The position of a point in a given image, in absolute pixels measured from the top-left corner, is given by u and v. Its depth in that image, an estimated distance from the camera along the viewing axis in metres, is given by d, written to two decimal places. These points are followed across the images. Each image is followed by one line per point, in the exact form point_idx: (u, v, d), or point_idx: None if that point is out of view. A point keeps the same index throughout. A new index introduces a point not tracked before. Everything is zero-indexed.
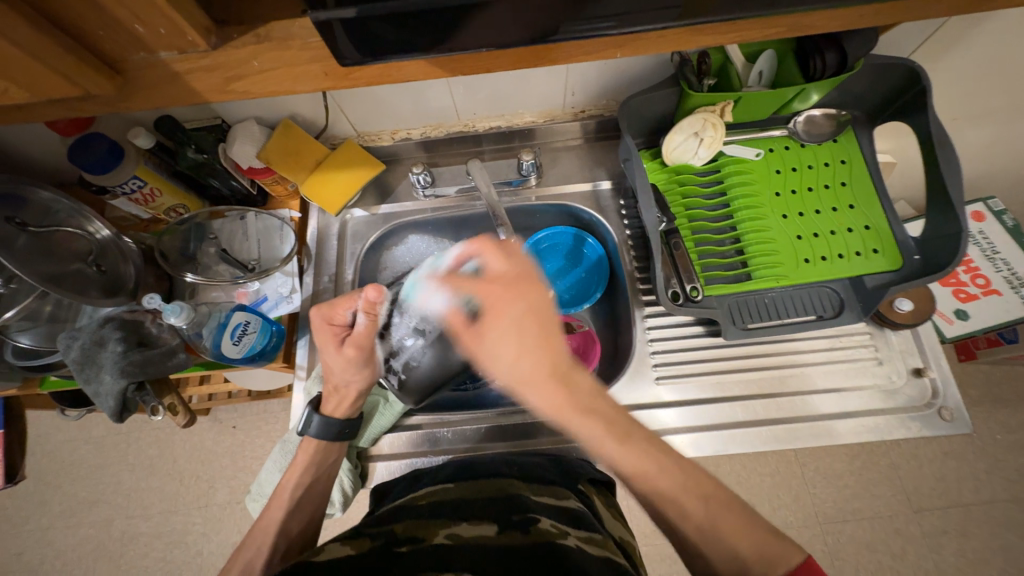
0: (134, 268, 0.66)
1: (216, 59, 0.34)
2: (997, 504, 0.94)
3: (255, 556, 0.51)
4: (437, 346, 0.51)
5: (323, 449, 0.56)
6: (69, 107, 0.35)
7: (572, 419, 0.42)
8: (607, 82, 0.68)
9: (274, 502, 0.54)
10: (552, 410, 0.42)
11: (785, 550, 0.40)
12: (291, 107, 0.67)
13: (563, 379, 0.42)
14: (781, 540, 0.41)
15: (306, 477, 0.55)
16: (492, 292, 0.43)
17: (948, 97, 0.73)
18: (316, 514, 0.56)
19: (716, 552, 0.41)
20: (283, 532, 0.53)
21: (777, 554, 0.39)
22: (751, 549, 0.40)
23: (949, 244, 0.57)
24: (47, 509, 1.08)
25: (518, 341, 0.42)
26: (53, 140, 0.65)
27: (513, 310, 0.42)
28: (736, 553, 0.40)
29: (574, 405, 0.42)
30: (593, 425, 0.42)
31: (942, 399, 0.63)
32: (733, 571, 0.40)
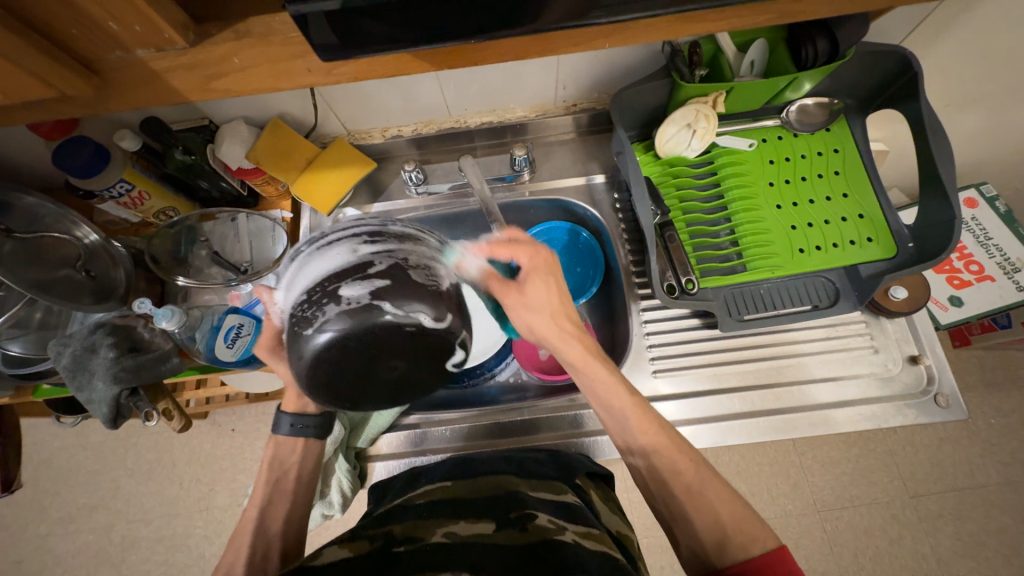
0: (125, 273, 0.65)
1: (195, 57, 0.33)
2: (992, 487, 0.95)
3: (236, 557, 0.50)
4: (339, 329, 0.36)
5: (294, 447, 0.57)
6: (47, 109, 0.34)
7: (592, 365, 0.49)
8: (599, 74, 0.67)
9: (251, 500, 0.54)
10: (577, 358, 0.49)
11: (759, 531, 0.42)
12: (279, 106, 0.66)
13: (585, 334, 0.50)
14: (757, 520, 0.43)
15: (275, 474, 0.55)
16: (536, 253, 0.49)
17: (940, 83, 0.73)
18: (297, 509, 0.56)
19: (701, 522, 0.44)
20: (263, 530, 0.52)
21: (752, 534, 0.42)
22: (731, 520, 0.43)
23: (942, 230, 0.58)
24: (46, 516, 1.07)
25: (558, 297, 0.49)
26: (38, 144, 0.64)
27: (552, 272, 0.49)
28: (717, 518, 0.44)
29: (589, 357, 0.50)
30: (613, 373, 0.50)
31: (938, 386, 0.63)
32: (715, 534, 0.43)
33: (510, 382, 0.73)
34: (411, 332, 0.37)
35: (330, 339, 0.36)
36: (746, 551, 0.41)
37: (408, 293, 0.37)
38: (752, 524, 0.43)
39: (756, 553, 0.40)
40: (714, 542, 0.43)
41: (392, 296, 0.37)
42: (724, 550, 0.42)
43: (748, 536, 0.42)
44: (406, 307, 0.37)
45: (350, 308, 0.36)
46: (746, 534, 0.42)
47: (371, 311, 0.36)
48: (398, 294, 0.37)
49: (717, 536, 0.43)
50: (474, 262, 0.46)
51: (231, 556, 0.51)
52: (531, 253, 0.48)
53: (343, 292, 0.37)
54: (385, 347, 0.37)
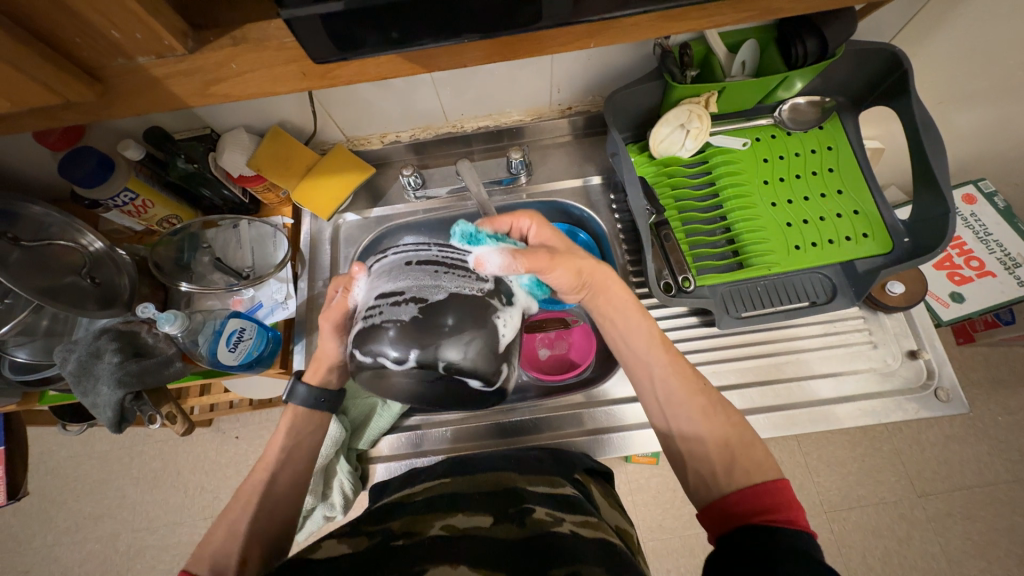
0: (129, 280, 0.66)
1: (193, 63, 0.34)
2: (1001, 485, 0.94)
3: (239, 517, 0.48)
4: (398, 345, 0.36)
5: (309, 418, 0.56)
6: (50, 115, 0.35)
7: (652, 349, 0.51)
8: (593, 77, 0.68)
9: (258, 464, 0.53)
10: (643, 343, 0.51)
11: (767, 468, 0.43)
12: (280, 114, 0.67)
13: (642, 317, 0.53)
14: (764, 462, 0.44)
15: (287, 442, 0.54)
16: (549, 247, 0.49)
17: (933, 80, 0.74)
18: (302, 480, 0.54)
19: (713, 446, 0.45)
20: (269, 495, 0.50)
21: (760, 467, 0.43)
22: (742, 451, 0.45)
23: (936, 225, 0.58)
24: (52, 525, 1.08)
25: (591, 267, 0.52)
26: (44, 153, 0.65)
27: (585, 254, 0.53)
28: (727, 445, 0.45)
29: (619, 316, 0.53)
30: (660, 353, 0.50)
31: (938, 380, 0.63)
32: (724, 454, 0.45)
33: (511, 383, 0.72)
34: (462, 363, 0.36)
35: (398, 359, 0.36)
36: (749, 478, 0.42)
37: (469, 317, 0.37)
38: (761, 461, 0.44)
39: (761, 481, 0.42)
40: (721, 466, 0.44)
41: (457, 320, 0.36)
42: (733, 472, 0.43)
43: (754, 463, 0.44)
44: (466, 331, 0.37)
45: (417, 327, 0.36)
46: (754, 462, 0.44)
47: (440, 340, 0.36)
48: (453, 318, 0.36)
49: (727, 462, 0.44)
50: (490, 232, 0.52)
51: (235, 517, 0.48)
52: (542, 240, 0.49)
53: (405, 312, 0.36)
54: (452, 372, 0.37)
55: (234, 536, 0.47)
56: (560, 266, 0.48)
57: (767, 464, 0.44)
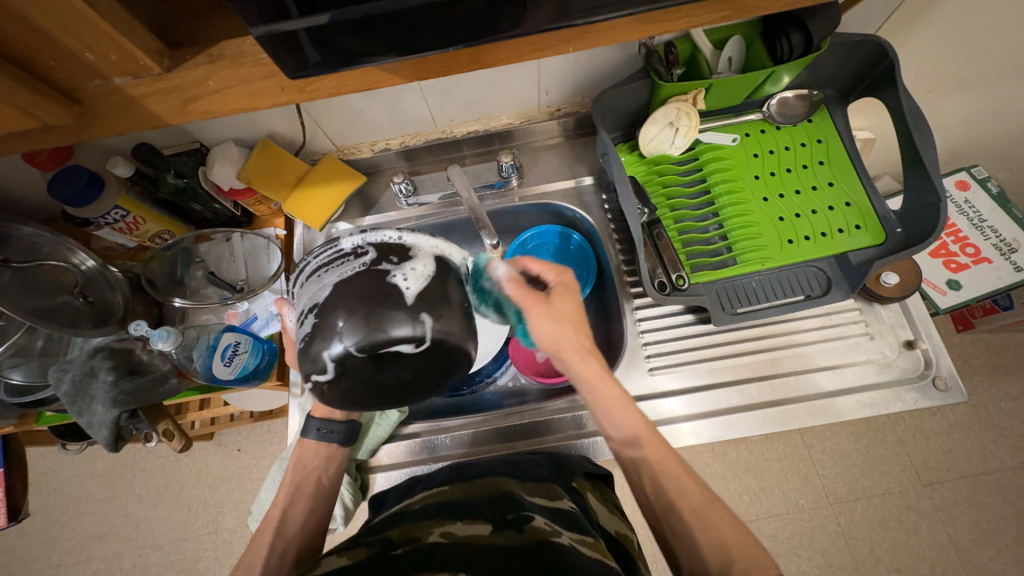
0: (122, 296, 0.65)
1: (171, 82, 0.34)
2: (1006, 472, 0.93)
3: (254, 556, 0.50)
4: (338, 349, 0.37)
5: (318, 451, 0.56)
6: (31, 139, 0.35)
7: (601, 381, 0.50)
8: (579, 79, 0.69)
9: (274, 500, 0.54)
10: (587, 377, 0.50)
11: (763, 562, 0.41)
12: (268, 126, 0.67)
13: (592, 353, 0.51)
14: (766, 558, 0.42)
15: (298, 477, 0.55)
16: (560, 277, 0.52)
17: (919, 69, 0.74)
18: (317, 510, 0.55)
19: (706, 541, 0.43)
20: (284, 531, 0.52)
21: (759, 561, 0.41)
22: (738, 545, 0.42)
23: (928, 214, 0.58)
24: (56, 546, 1.07)
25: (575, 318, 0.51)
26: (33, 174, 0.65)
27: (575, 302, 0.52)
28: (723, 541, 0.43)
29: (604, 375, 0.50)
30: (611, 388, 0.50)
31: (935, 369, 0.62)
32: (721, 560, 0.41)
33: (509, 386, 0.73)
34: (414, 334, 0.37)
35: (342, 357, 0.37)
36: (749, 575, 0.40)
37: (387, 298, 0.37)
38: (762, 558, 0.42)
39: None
40: (719, 562, 0.41)
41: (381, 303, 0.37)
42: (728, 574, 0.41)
43: (754, 562, 0.41)
44: (417, 306, 0.38)
45: (350, 321, 0.37)
46: (749, 558, 0.41)
47: (376, 321, 0.37)
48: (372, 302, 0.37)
49: (721, 560, 0.41)
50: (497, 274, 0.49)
51: (251, 556, 0.50)
52: (558, 271, 0.53)
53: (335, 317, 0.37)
54: (393, 351, 0.38)
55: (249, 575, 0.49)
56: (543, 316, 0.49)
57: (766, 566, 0.41)
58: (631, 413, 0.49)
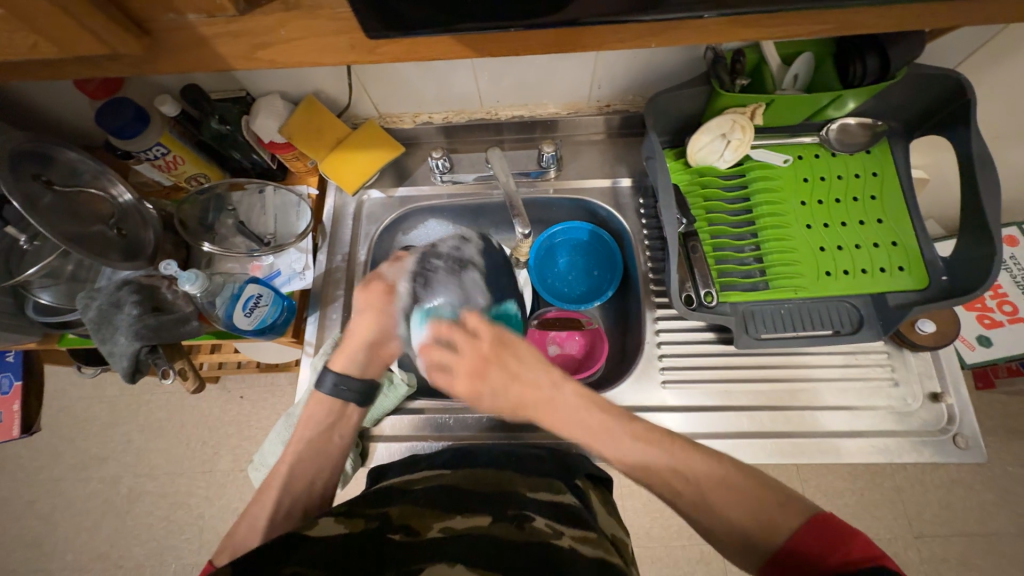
0: (153, 234, 0.67)
1: (242, 26, 0.34)
2: (1002, 536, 0.91)
3: (257, 514, 0.51)
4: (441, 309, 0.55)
5: (331, 409, 0.53)
6: (97, 66, 0.36)
7: (561, 427, 0.48)
8: (636, 76, 0.66)
9: (281, 457, 0.53)
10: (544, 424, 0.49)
11: (789, 515, 0.39)
12: (316, 83, 0.67)
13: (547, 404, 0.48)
14: (786, 504, 0.40)
15: (309, 436, 0.53)
16: (466, 369, 0.48)
17: (992, 115, 0.70)
18: (325, 471, 0.54)
19: (714, 523, 0.41)
20: (288, 486, 0.52)
21: (777, 521, 0.39)
22: (750, 520, 0.40)
23: (979, 268, 0.56)
24: (60, 461, 1.11)
25: (509, 396, 0.48)
26: (82, 100, 0.66)
27: (492, 382, 0.48)
28: (736, 524, 0.40)
29: (560, 418, 0.47)
30: (576, 430, 0.47)
31: (958, 426, 0.61)
32: (737, 541, 0.40)
33: None
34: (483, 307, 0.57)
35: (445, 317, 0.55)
36: (774, 540, 0.38)
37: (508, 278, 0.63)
38: (775, 510, 0.39)
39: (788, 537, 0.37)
40: (740, 541, 0.40)
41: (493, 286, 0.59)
42: (753, 546, 0.39)
43: (773, 526, 0.39)
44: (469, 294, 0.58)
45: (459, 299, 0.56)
46: (770, 523, 0.39)
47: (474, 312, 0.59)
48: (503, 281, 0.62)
49: (744, 536, 0.40)
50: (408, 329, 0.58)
51: (257, 510, 0.51)
52: (463, 362, 0.48)
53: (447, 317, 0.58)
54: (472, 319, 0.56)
55: (251, 535, 0.50)
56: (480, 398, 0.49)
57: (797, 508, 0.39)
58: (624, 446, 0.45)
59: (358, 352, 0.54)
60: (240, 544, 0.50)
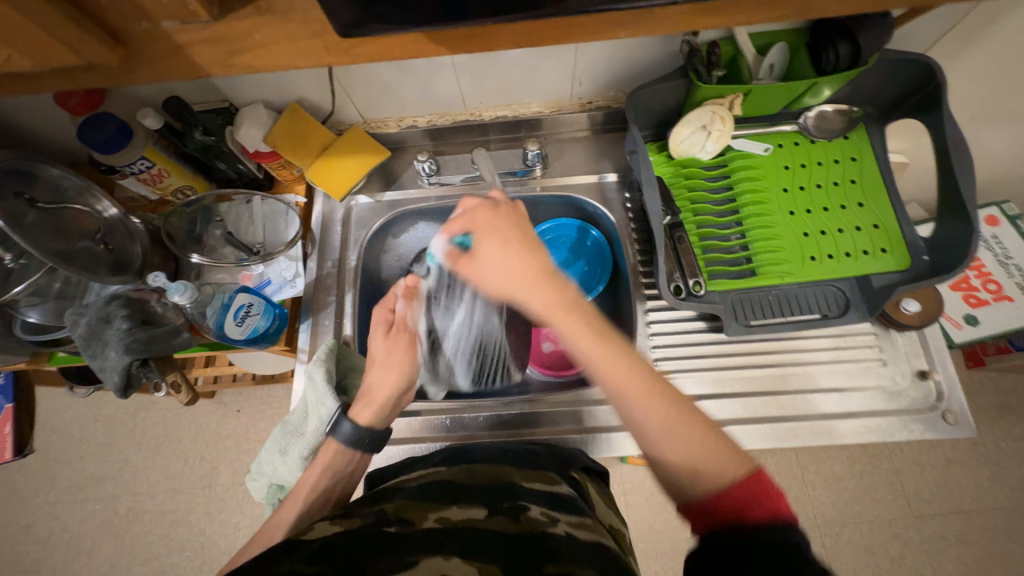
0: (141, 248, 0.67)
1: (218, 32, 0.34)
2: (999, 512, 0.92)
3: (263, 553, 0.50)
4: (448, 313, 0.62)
5: (347, 457, 0.54)
6: (74, 78, 0.36)
7: (559, 317, 0.42)
8: (616, 72, 0.67)
9: (291, 501, 0.53)
10: (545, 310, 0.43)
11: (731, 460, 0.37)
12: (298, 91, 0.67)
13: (551, 280, 0.44)
14: (722, 450, 0.38)
15: (323, 484, 0.53)
16: (476, 219, 0.47)
17: (965, 97, 0.71)
18: (334, 512, 0.54)
19: (667, 450, 0.38)
20: (295, 530, 0.51)
21: (706, 470, 0.37)
22: (695, 455, 0.37)
23: (958, 246, 0.57)
24: (55, 484, 1.10)
25: (507, 253, 0.45)
26: (64, 117, 0.66)
27: (499, 262, 0.45)
28: (679, 458, 0.38)
29: (562, 304, 0.43)
30: (576, 324, 0.42)
31: (947, 402, 0.62)
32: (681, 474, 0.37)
33: None
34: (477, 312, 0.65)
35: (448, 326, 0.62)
36: (714, 483, 0.36)
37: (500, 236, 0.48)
38: (710, 457, 0.37)
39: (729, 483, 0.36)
40: (680, 474, 0.38)
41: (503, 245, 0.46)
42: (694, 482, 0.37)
43: (718, 474, 0.37)
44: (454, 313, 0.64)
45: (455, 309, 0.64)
46: (715, 466, 0.37)
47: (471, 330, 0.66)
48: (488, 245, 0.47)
49: (684, 468, 0.37)
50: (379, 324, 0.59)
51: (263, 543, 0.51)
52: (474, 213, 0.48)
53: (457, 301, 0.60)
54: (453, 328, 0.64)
55: None
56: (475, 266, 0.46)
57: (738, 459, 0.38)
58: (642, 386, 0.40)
59: (384, 405, 0.55)
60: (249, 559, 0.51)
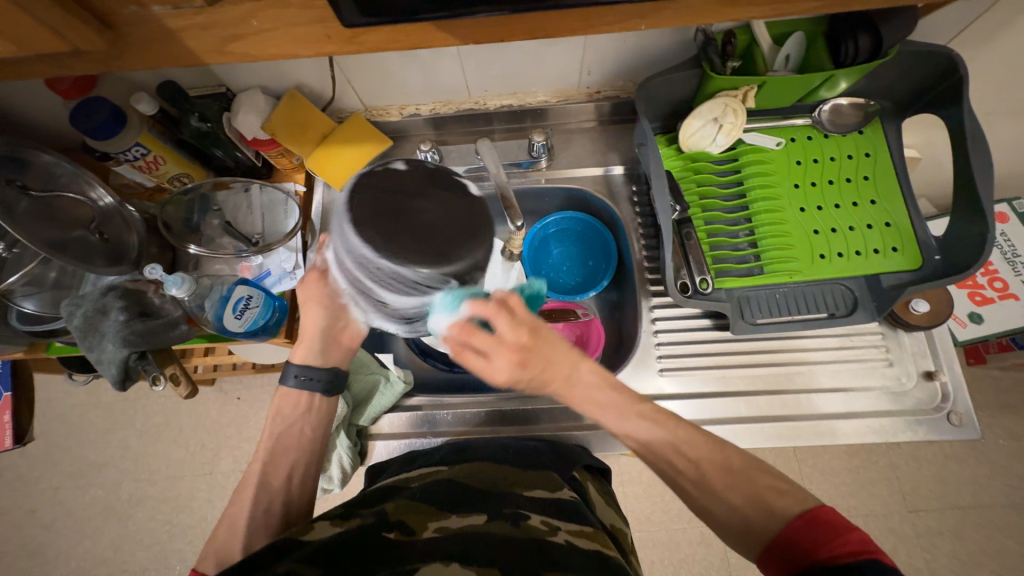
0: (137, 237, 0.65)
1: (211, 18, 0.33)
2: (994, 508, 0.93)
3: (236, 514, 0.50)
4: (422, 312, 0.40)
5: (298, 400, 0.54)
6: (62, 65, 0.34)
7: (588, 408, 0.46)
8: (626, 61, 0.65)
9: (254, 455, 0.53)
10: (569, 402, 0.46)
11: (798, 496, 0.39)
12: (297, 77, 0.65)
13: (576, 380, 0.45)
14: (786, 492, 0.40)
15: (280, 430, 0.53)
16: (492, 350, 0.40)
17: (983, 91, 0.69)
18: (303, 469, 0.54)
19: (726, 508, 0.41)
20: (263, 482, 0.51)
21: (767, 513, 0.39)
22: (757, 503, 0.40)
23: (973, 246, 0.55)
24: (57, 469, 1.10)
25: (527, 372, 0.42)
26: (55, 101, 0.64)
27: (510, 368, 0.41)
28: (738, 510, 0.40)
29: (589, 399, 0.45)
30: (611, 407, 0.45)
31: (952, 403, 0.61)
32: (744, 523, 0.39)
33: None
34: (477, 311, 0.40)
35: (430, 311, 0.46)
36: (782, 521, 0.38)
37: (454, 231, 0.36)
38: (784, 502, 0.39)
39: (795, 518, 0.37)
40: (742, 527, 0.39)
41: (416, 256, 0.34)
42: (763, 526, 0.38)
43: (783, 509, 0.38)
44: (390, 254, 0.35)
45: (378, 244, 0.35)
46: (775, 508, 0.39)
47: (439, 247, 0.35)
48: (413, 246, 0.34)
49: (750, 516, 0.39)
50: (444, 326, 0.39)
51: (233, 510, 0.50)
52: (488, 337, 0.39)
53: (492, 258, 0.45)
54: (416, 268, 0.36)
55: (232, 535, 0.48)
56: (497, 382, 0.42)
57: (799, 493, 0.40)
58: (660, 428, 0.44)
59: (320, 343, 0.53)
60: (222, 545, 0.48)
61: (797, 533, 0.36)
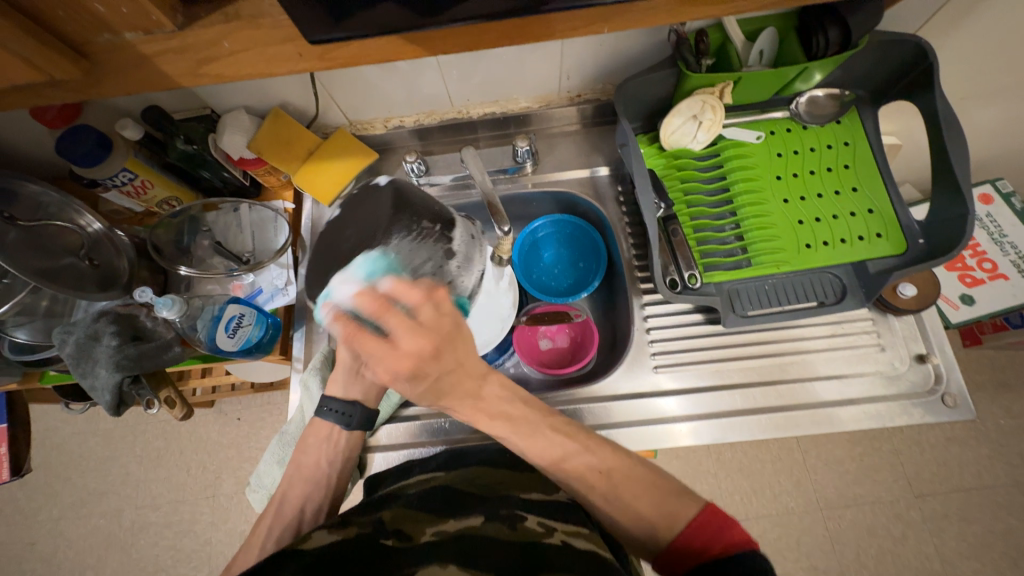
0: (128, 261, 0.65)
1: (184, 41, 0.33)
2: (998, 488, 0.93)
3: (260, 527, 0.55)
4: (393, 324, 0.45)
5: (325, 434, 0.57)
6: (41, 95, 0.35)
7: (482, 418, 0.49)
8: (603, 64, 0.66)
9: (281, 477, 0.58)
10: (466, 412, 0.49)
11: (686, 502, 0.44)
12: (280, 95, 0.66)
13: (474, 390, 0.47)
14: (680, 496, 0.45)
15: (303, 459, 0.57)
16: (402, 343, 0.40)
17: (956, 76, 0.71)
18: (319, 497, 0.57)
19: (627, 519, 0.45)
20: (281, 502, 0.56)
21: (660, 523, 0.43)
22: (655, 509, 0.44)
23: (954, 227, 0.56)
24: (58, 500, 1.09)
25: (420, 375, 0.43)
26: (41, 131, 0.64)
27: (415, 361, 0.42)
28: (645, 518, 0.44)
29: (483, 412, 0.49)
30: (501, 425, 0.49)
31: (945, 385, 0.62)
32: (643, 527, 0.44)
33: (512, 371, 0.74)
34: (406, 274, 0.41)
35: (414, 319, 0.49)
36: (674, 527, 0.43)
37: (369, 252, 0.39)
38: (673, 503, 0.44)
39: (687, 522, 0.42)
40: (646, 533, 0.44)
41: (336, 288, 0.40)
42: (659, 531, 0.43)
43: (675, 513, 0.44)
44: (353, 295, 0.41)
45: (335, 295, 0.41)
46: (671, 512, 0.44)
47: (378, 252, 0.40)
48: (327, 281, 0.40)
49: (646, 525, 0.44)
50: (347, 293, 0.38)
51: (256, 524, 0.56)
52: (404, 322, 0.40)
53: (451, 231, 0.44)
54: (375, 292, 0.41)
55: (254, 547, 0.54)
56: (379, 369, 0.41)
57: (689, 498, 0.45)
58: (568, 442, 0.48)
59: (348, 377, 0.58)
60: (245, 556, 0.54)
61: (692, 534, 0.41)
